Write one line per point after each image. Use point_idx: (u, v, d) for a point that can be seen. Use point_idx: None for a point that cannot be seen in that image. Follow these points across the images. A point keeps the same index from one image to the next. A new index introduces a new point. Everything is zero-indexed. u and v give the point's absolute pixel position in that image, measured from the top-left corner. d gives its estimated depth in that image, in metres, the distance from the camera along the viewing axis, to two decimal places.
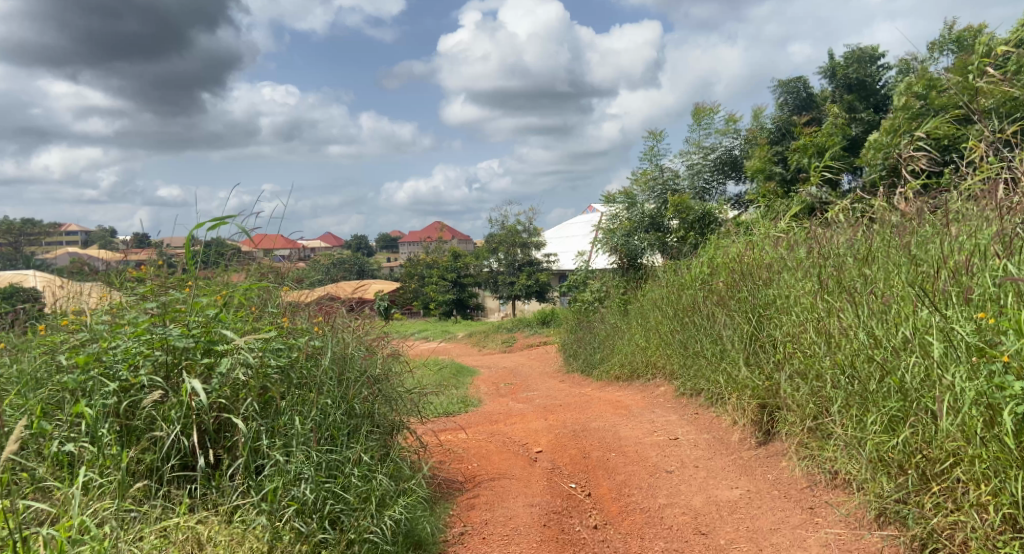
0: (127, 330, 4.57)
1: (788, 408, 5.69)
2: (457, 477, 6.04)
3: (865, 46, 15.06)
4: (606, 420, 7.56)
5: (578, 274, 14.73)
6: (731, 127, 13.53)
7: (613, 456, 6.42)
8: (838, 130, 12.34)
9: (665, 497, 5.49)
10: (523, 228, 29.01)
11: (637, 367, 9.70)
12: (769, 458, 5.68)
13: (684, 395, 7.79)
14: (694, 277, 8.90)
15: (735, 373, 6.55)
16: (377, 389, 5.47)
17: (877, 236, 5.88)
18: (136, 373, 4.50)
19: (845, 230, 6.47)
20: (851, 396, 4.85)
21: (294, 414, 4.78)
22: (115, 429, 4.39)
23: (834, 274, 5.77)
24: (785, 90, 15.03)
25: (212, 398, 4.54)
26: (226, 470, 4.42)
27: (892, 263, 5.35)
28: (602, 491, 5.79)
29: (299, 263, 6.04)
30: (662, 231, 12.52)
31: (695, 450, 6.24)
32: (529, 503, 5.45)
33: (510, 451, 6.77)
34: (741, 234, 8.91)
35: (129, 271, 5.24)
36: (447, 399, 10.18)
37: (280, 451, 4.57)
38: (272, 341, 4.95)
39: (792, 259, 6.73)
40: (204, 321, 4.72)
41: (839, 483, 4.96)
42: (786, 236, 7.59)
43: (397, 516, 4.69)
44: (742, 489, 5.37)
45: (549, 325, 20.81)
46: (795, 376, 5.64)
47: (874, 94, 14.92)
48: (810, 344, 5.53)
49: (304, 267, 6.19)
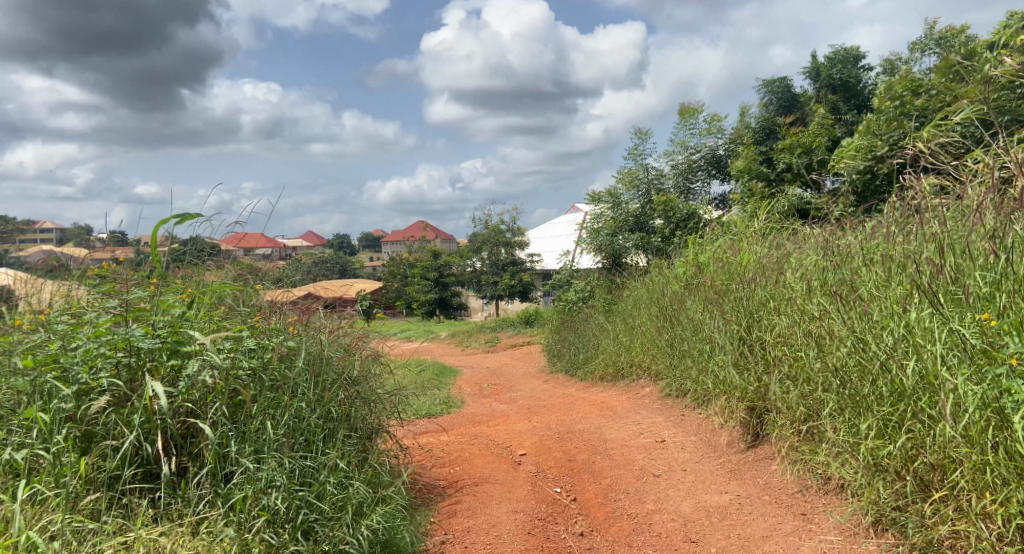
0: (87, 331, 4.38)
1: (777, 411, 5.54)
2: (439, 482, 5.85)
3: (848, 47, 15.01)
4: (591, 421, 7.39)
5: (562, 273, 14.58)
6: (716, 127, 13.40)
7: (598, 459, 6.25)
8: (822, 129, 12.22)
9: (652, 503, 5.32)
10: (506, 227, 28.85)
11: (621, 368, 9.55)
12: (758, 462, 5.54)
13: (670, 396, 7.64)
14: (678, 276, 8.77)
15: (722, 374, 6.38)
16: (355, 391, 5.29)
17: (868, 235, 5.76)
18: (97, 375, 4.32)
19: (834, 230, 6.36)
20: (842, 400, 4.69)
21: (265, 419, 4.58)
22: (73, 435, 4.21)
23: (824, 274, 5.64)
24: (771, 89, 14.96)
25: (177, 402, 4.36)
26: (193, 479, 4.22)
27: (883, 262, 5.23)
28: (587, 496, 5.61)
29: (279, 264, 5.85)
30: (647, 231, 12.36)
31: (682, 453, 6.08)
32: (512, 509, 5.26)
33: (493, 454, 6.58)
34: (726, 233, 8.80)
35: (91, 268, 5.04)
36: (429, 400, 9.98)
37: (250, 458, 4.38)
38: (244, 342, 4.76)
39: (781, 258, 6.59)
40: (171, 321, 4.52)
41: (833, 488, 4.81)
42: (771, 237, 7.48)
43: (375, 525, 4.50)
44: (732, 494, 5.21)
45: (532, 325, 20.65)
46: (785, 378, 5.48)
47: (858, 95, 14.88)
48: (800, 345, 5.38)
49: (283, 268, 6.00)
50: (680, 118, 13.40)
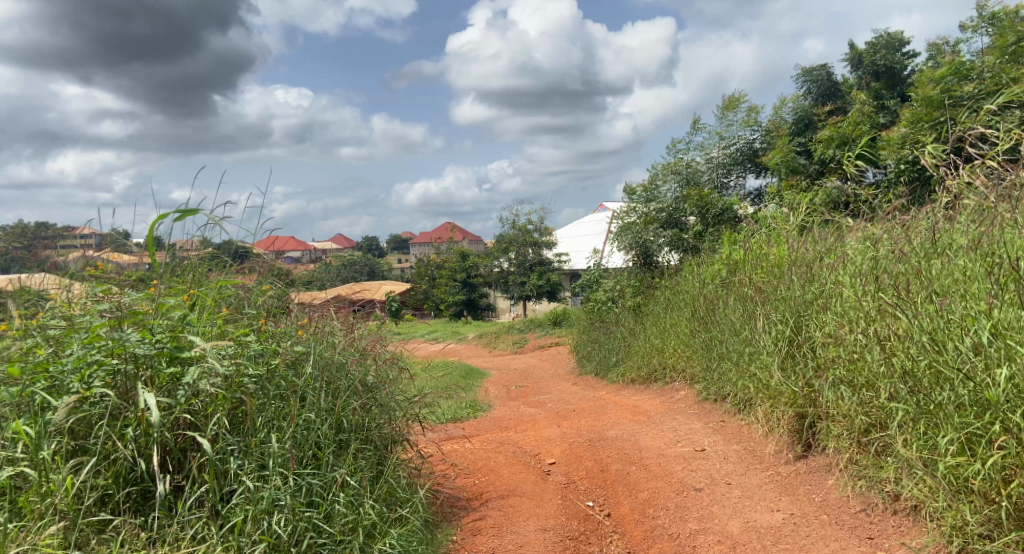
0: (80, 335, 4.04)
1: (832, 420, 5.05)
2: (462, 494, 5.44)
3: (892, 32, 14.41)
4: (624, 428, 6.93)
5: (591, 272, 14.11)
6: (754, 118, 12.84)
7: (634, 469, 5.79)
8: (866, 118, 11.66)
9: (696, 522, 4.86)
10: (534, 227, 28.40)
11: (654, 370, 9.09)
12: (812, 474, 5.05)
13: (708, 401, 7.17)
14: (714, 273, 8.29)
15: (766, 378, 5.87)
16: (371, 400, 4.90)
17: (933, 225, 5.24)
18: (90, 385, 3.97)
19: (888, 222, 5.86)
20: (911, 409, 4.21)
21: (271, 431, 4.24)
22: (63, 450, 3.88)
23: (882, 269, 5.12)
24: (809, 78, 14.50)
25: (174, 414, 4.01)
26: (191, 500, 3.86)
27: (955, 257, 4.71)
28: (623, 512, 5.19)
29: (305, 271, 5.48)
30: (680, 228, 11.83)
31: (725, 464, 5.59)
32: (541, 527, 4.83)
33: (520, 463, 6.15)
34: (764, 226, 8.30)
35: (87, 268, 4.71)
36: (454, 404, 9.60)
37: (253, 475, 4.02)
38: (249, 347, 4.39)
39: (829, 253, 6.09)
40: (171, 325, 4.19)
41: (903, 508, 4.30)
42: (817, 228, 6.98)
43: (390, 549, 4.13)
44: (785, 512, 4.72)
45: (560, 326, 20.20)
46: (839, 383, 4.96)
47: (901, 83, 14.31)
48: (855, 346, 4.86)
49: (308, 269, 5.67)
50: (720, 110, 12.83)
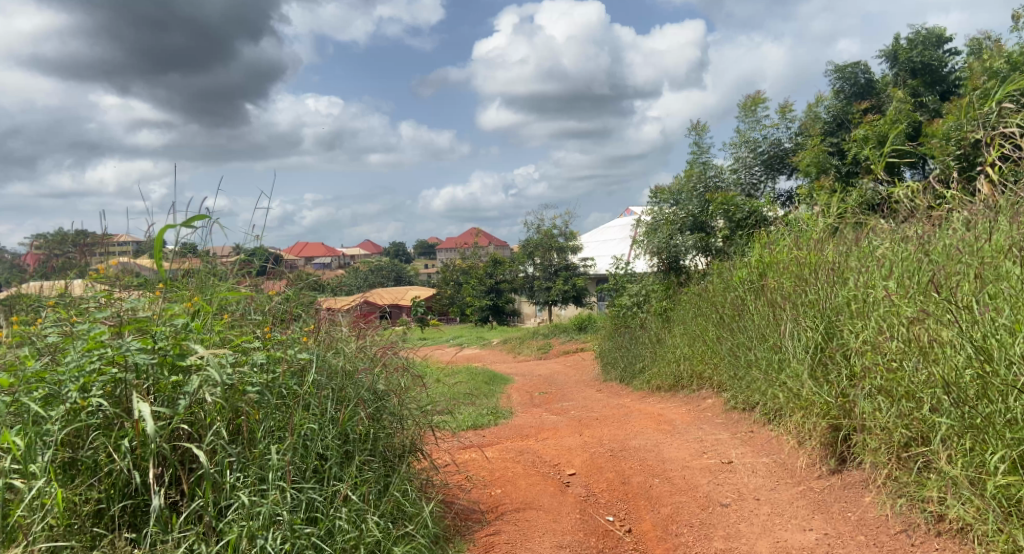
0: (79, 342, 3.86)
1: (868, 433, 4.75)
2: (477, 507, 5.21)
3: (930, 27, 13.96)
4: (647, 437, 6.67)
5: (617, 276, 13.85)
6: (784, 118, 12.48)
7: (656, 482, 5.52)
8: (903, 117, 11.25)
9: (721, 541, 4.58)
10: (559, 232, 28.20)
11: (681, 378, 8.78)
12: (846, 490, 4.75)
13: (736, 410, 6.88)
14: (741, 277, 7.96)
15: (797, 388, 5.58)
16: (379, 410, 4.68)
17: (981, 227, 4.93)
18: (88, 394, 3.80)
19: (931, 223, 5.54)
20: (955, 423, 3.93)
21: (271, 443, 4.05)
22: (57, 462, 3.70)
23: (925, 273, 4.81)
24: (842, 76, 14.05)
25: (173, 425, 3.82)
26: (185, 515, 3.67)
27: (1007, 260, 4.40)
28: (644, 528, 4.93)
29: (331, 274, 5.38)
30: (707, 231, 11.41)
31: (754, 478, 5.31)
32: (557, 544, 4.56)
33: (538, 473, 5.92)
34: (795, 228, 7.99)
35: (91, 272, 4.55)
36: (474, 411, 9.37)
37: (251, 490, 3.84)
38: (252, 355, 4.20)
39: (861, 256, 5.77)
40: (173, 333, 3.97)
41: (947, 529, 3.99)
42: (853, 227, 6.65)
43: None
44: (818, 533, 4.43)
45: (584, 332, 19.90)
46: (876, 393, 4.67)
47: (941, 80, 13.90)
48: (893, 354, 4.55)
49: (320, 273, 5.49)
50: (745, 108, 12.48)
